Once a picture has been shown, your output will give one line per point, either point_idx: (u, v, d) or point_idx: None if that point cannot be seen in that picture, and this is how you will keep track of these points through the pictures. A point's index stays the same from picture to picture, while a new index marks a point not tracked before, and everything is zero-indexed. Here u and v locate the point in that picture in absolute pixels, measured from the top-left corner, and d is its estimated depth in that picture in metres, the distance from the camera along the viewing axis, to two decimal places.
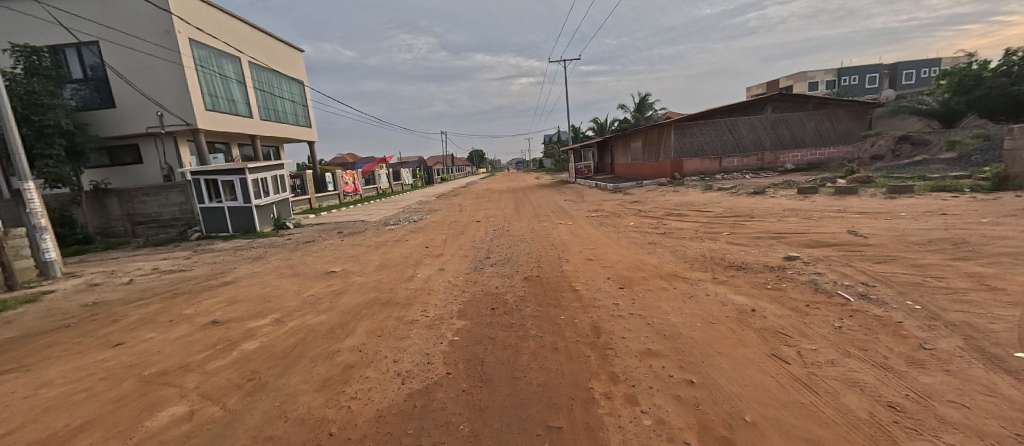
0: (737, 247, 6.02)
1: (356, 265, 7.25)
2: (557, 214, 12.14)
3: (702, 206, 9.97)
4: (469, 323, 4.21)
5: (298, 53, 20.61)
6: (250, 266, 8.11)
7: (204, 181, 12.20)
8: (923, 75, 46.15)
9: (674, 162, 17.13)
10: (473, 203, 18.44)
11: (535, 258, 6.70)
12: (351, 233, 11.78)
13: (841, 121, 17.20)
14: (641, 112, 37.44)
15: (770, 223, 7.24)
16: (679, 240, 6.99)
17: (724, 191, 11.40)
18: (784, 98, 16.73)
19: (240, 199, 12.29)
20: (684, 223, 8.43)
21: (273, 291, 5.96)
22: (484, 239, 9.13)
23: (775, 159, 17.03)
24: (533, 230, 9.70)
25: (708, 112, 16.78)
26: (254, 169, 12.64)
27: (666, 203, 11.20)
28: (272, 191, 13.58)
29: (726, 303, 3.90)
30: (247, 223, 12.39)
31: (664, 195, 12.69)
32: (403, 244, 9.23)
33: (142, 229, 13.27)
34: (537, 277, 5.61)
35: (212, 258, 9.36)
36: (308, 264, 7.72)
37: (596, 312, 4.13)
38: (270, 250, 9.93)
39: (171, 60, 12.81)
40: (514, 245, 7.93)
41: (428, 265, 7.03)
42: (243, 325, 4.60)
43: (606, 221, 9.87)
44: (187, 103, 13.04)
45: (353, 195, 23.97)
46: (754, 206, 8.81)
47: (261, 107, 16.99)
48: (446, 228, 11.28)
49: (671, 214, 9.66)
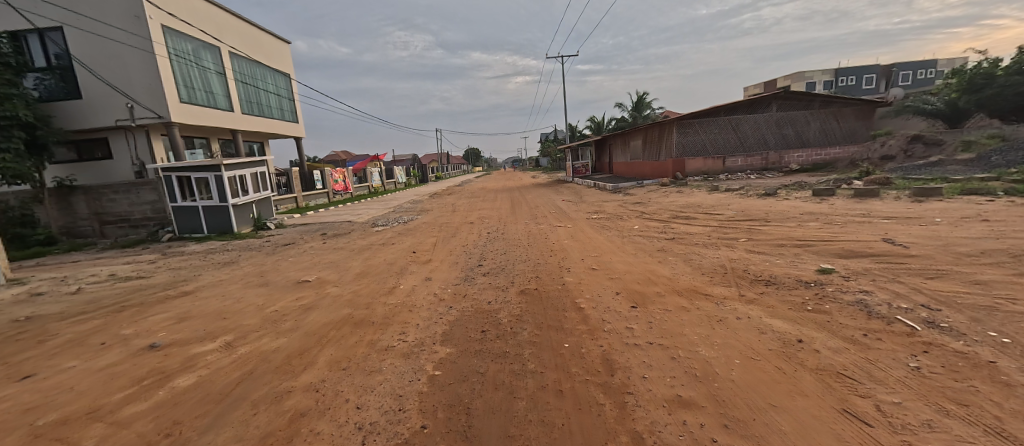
0: (759, 256, 5.35)
1: (333, 274, 6.50)
2: (556, 216, 11.48)
3: (710, 208, 9.34)
4: (454, 352, 3.50)
5: (284, 45, 19.77)
6: (217, 273, 7.33)
7: (177, 178, 11.37)
8: (920, 76, 46.05)
9: (675, 161, 16.54)
10: (467, 202, 17.70)
11: (532, 267, 6.01)
12: (335, 235, 11.03)
13: (848, 121, 16.66)
14: (638, 111, 36.88)
15: (790, 228, 6.59)
16: (691, 247, 6.33)
17: (732, 193, 10.77)
18: (789, 96, 16.18)
19: (215, 198, 11.47)
20: (693, 227, 7.78)
21: (232, 305, 5.21)
22: (476, 243, 8.44)
23: (780, 159, 16.47)
24: (530, 233, 9.01)
25: (711, 109, 16.18)
26: (231, 165, 11.83)
27: (672, 205, 10.55)
28: (252, 189, 12.76)
29: (763, 330, 3.22)
30: (223, 223, 11.58)
31: (667, 196, 12.04)
32: (388, 248, 8.51)
33: (111, 230, 12.45)
34: (535, 291, 4.91)
35: (179, 264, 8.57)
36: (281, 271, 6.96)
37: (607, 339, 3.43)
38: (244, 254, 9.16)
39: (142, 48, 11.96)
40: (509, 251, 7.24)
41: (413, 274, 6.31)
42: (184, 352, 3.87)
43: (608, 224, 9.22)
44: (159, 95, 12.20)
45: (343, 194, 23.12)
46: (768, 208, 8.18)
47: (243, 100, 16.14)
48: (437, 230, 10.57)
49: (678, 217, 9.02)
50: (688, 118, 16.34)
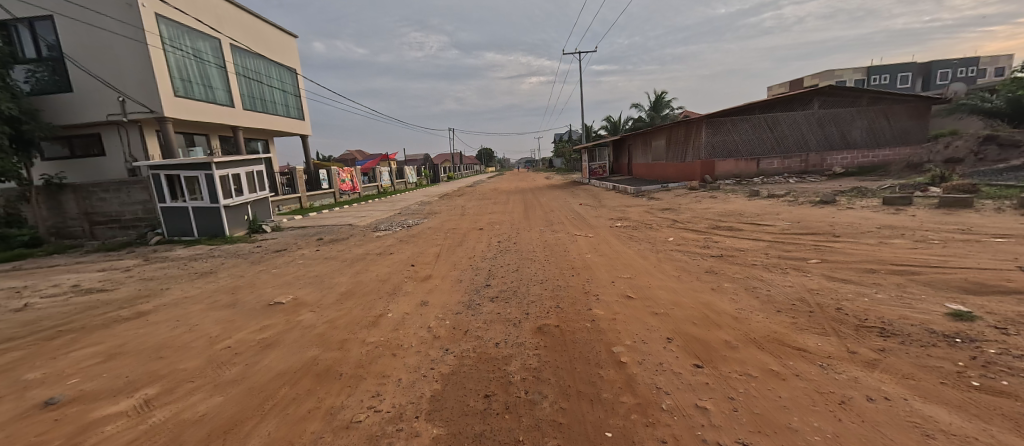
0: (850, 287, 4.13)
1: (312, 294, 5.45)
2: (574, 222, 10.37)
3: (756, 217, 8.09)
4: (442, 438, 2.42)
5: (291, 39, 19.01)
6: (186, 287, 6.36)
7: (165, 177, 10.52)
8: (960, 75, 43.42)
9: (704, 163, 15.22)
10: (477, 205, 16.69)
11: (551, 292, 4.88)
12: (332, 240, 10.09)
13: (899, 119, 15.08)
14: (657, 111, 35.46)
15: (874, 247, 5.33)
16: (748, 269, 5.13)
17: (777, 199, 9.48)
18: (833, 91, 14.73)
19: (205, 199, 10.57)
20: (743, 241, 6.52)
21: (178, 337, 4.19)
22: (485, 255, 7.34)
23: (821, 161, 15.07)
24: (546, 244, 7.85)
25: (745, 107, 14.82)
26: (224, 163, 10.91)
27: (708, 212, 9.32)
28: (248, 189, 11.85)
29: (925, 430, 2.06)
30: (213, 226, 10.67)
31: (699, 202, 10.78)
32: (385, 258, 7.50)
33: (101, 231, 11.71)
34: (557, 330, 3.79)
35: (153, 272, 7.65)
36: (256, 288, 5.94)
37: (671, 428, 2.29)
38: (228, 262, 8.22)
39: (134, 39, 11.21)
40: (524, 267, 6.14)
41: (406, 297, 5.23)
42: (83, 417, 2.86)
43: (637, 235, 8.06)
44: (152, 88, 11.41)
45: (350, 194, 22.34)
46: (830, 221, 6.91)
47: (244, 95, 15.37)
48: (442, 237, 9.51)
49: (718, 228, 7.76)
50: (719, 115, 15.00)
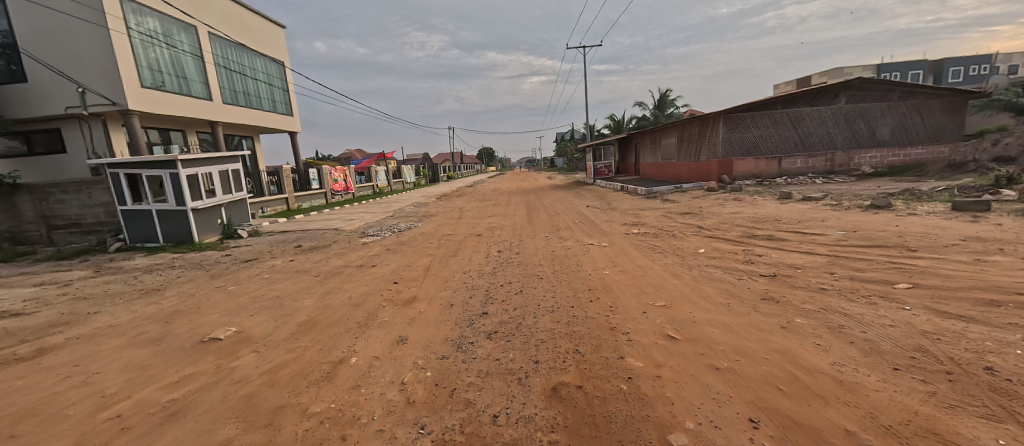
0: (984, 331, 3.01)
1: (262, 324, 4.32)
2: (583, 228, 9.27)
3: (799, 225, 6.95)
4: None
5: (278, 30, 17.89)
6: (121, 310, 5.24)
7: (125, 177, 9.34)
8: (972, 72, 42.35)
9: (721, 162, 14.09)
10: (476, 206, 15.63)
11: (565, 328, 3.76)
12: (312, 248, 8.99)
13: (933, 115, 13.96)
14: (662, 109, 34.48)
15: (978, 267, 4.20)
16: (817, 296, 4.00)
17: (815, 203, 8.36)
18: (862, 85, 13.63)
19: (170, 201, 9.40)
20: (795, 255, 5.40)
21: (57, 397, 3.06)
22: (482, 269, 6.23)
23: (848, 160, 13.96)
24: (554, 255, 6.73)
25: (766, 101, 13.70)
26: (193, 161, 9.73)
27: (736, 218, 8.22)
28: (222, 190, 10.71)
29: None
30: (179, 232, 9.49)
31: (723, 205, 9.65)
32: (366, 272, 6.38)
33: (61, 236, 10.58)
34: (582, 396, 2.68)
35: (95, 288, 6.53)
36: (198, 314, 4.81)
37: None
38: (185, 276, 7.08)
39: (94, 22, 10.06)
40: (529, 288, 5.03)
41: (380, 330, 4.12)
42: None
43: (659, 245, 6.96)
44: (114, 78, 10.26)
45: (343, 195, 21.23)
46: (894, 230, 5.78)
47: (224, 88, 14.25)
48: (434, 246, 8.38)
49: (756, 237, 6.62)
50: (737, 111, 13.90)
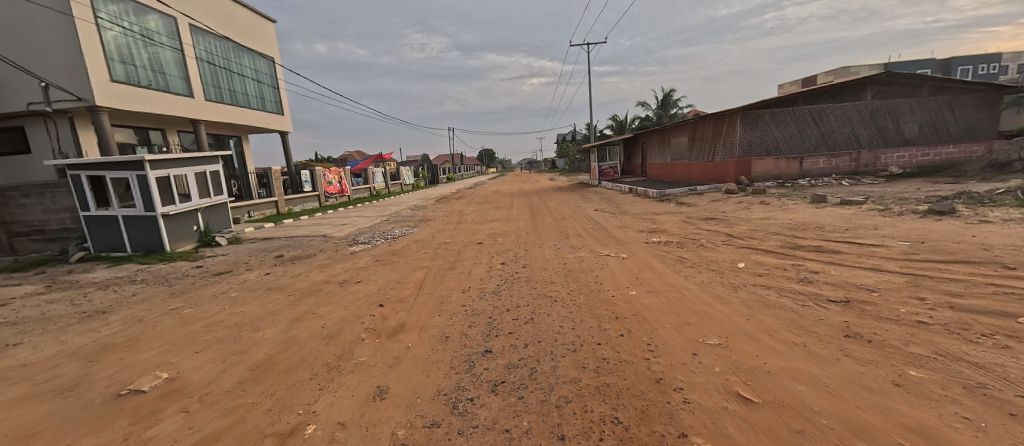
0: None
1: (206, 367, 3.40)
2: (595, 235, 8.36)
3: (851, 233, 6.02)
4: None
5: (267, 24, 16.99)
6: (47, 342, 4.32)
7: (88, 179, 8.41)
8: (982, 72, 41.51)
9: (738, 162, 13.20)
10: (476, 210, 14.73)
11: (595, 379, 2.86)
12: (295, 257, 8.08)
13: (966, 112, 13.06)
14: (666, 109, 33.63)
15: None
16: (921, 333, 3.08)
17: (857, 207, 7.44)
18: (890, 79, 12.75)
19: (138, 206, 8.47)
20: (862, 274, 4.47)
21: None
22: (484, 287, 5.30)
23: (875, 160, 13.06)
24: (566, 269, 5.82)
25: (787, 97, 12.81)
26: (164, 162, 8.79)
27: (770, 224, 7.30)
28: (198, 193, 9.79)
29: None
30: (149, 239, 8.57)
31: (749, 210, 8.74)
32: (347, 291, 5.45)
33: (23, 243, 9.65)
34: None
35: (34, 309, 5.60)
36: (134, 349, 3.90)
37: None
38: (143, 292, 6.17)
39: (56, 10, 9.17)
40: (543, 316, 4.10)
41: (355, 376, 3.20)
42: None
43: (689, 256, 6.04)
44: (79, 71, 9.38)
45: (338, 197, 20.33)
46: (975, 242, 4.86)
47: (207, 84, 13.34)
48: (430, 256, 7.46)
49: (801, 249, 5.69)
50: (756, 107, 13.00)
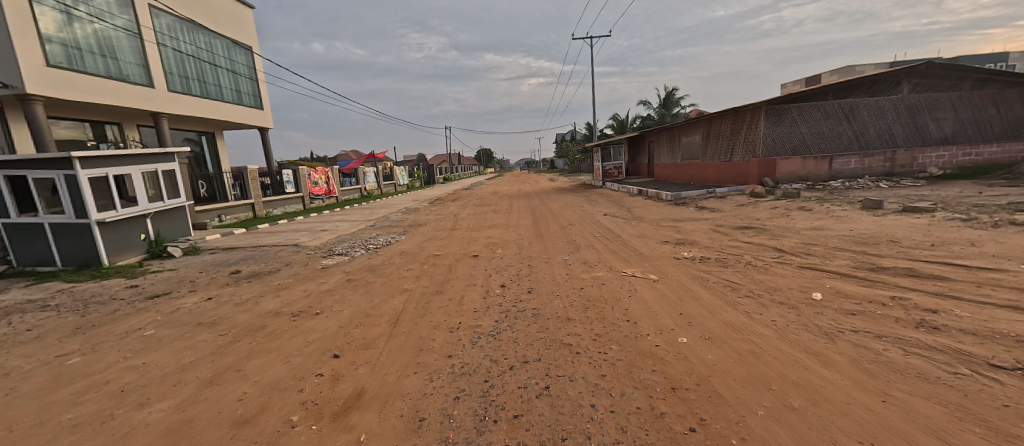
0: None
1: None
2: (612, 246, 7.08)
3: (947, 252, 4.73)
4: None
5: (245, 10, 15.59)
6: None
7: (6, 180, 7.06)
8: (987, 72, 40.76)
9: (761, 162, 11.97)
10: (471, 213, 13.47)
11: None
12: (255, 274, 6.77)
13: (1011, 108, 11.89)
14: (669, 108, 32.62)
15: None
16: None
17: (929, 217, 6.19)
18: (929, 71, 11.54)
19: (67, 213, 7.12)
20: (1008, 318, 3.19)
21: None
22: (479, 325, 3.98)
23: (912, 160, 11.82)
24: (585, 298, 4.52)
25: (816, 90, 11.60)
26: (100, 160, 7.42)
27: (826, 236, 6.04)
28: (148, 196, 8.44)
29: None
30: (81, 251, 7.22)
31: (790, 218, 7.48)
32: (297, 329, 4.11)
33: None
34: None
35: None
36: None
37: None
38: (43, 325, 4.83)
39: None
40: (563, 384, 2.80)
41: None
42: None
43: (740, 279, 4.75)
44: (7, 53, 8.01)
45: (325, 199, 18.97)
46: None
47: (171, 73, 11.97)
48: (414, 273, 6.17)
49: (889, 273, 4.41)
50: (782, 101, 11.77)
